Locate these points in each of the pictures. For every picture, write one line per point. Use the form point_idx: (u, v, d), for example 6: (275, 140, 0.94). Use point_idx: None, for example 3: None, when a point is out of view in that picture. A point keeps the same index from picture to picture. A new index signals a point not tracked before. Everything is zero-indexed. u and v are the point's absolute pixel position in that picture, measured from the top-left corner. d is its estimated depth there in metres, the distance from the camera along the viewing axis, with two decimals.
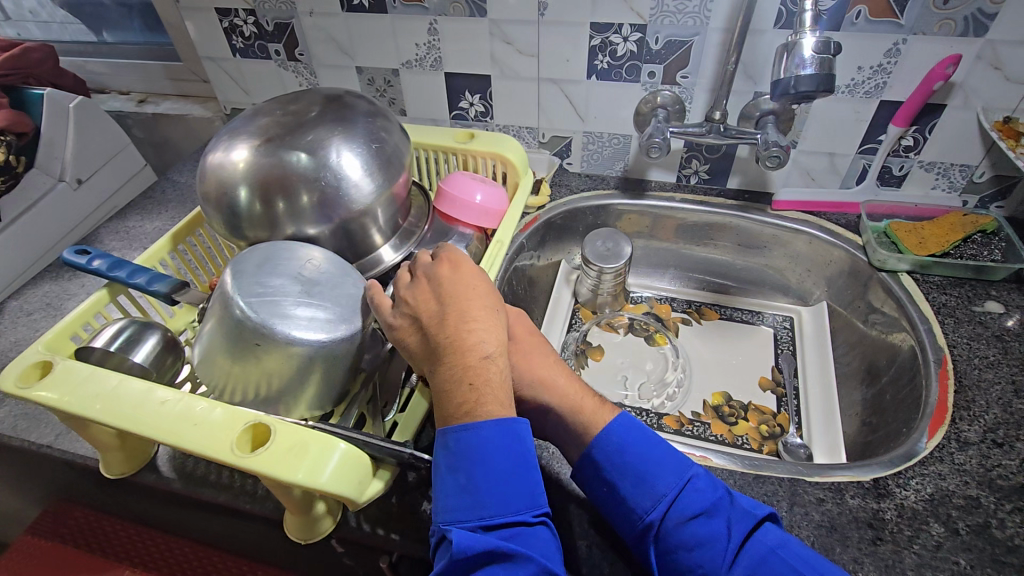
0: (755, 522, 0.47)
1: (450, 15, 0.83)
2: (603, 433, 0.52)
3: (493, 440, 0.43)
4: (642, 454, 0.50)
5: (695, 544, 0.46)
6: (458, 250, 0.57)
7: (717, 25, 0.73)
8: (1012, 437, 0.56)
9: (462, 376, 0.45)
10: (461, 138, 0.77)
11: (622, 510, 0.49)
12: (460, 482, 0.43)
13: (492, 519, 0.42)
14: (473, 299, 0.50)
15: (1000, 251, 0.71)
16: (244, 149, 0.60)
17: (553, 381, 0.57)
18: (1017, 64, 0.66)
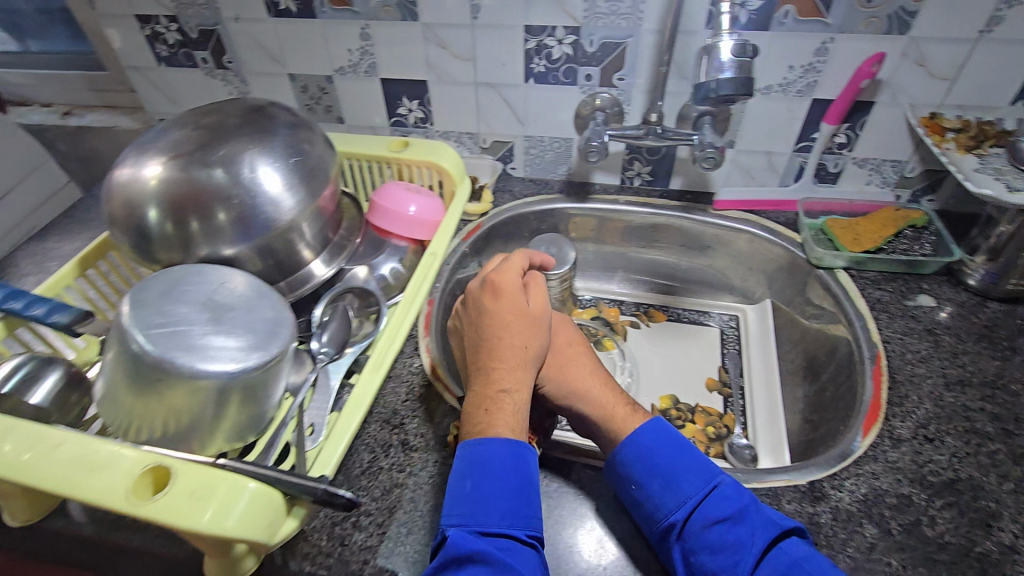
0: (781, 534, 0.47)
1: (382, 19, 0.80)
2: (637, 432, 0.54)
3: (502, 457, 0.50)
4: (673, 458, 0.52)
5: (715, 546, 0.47)
6: (507, 276, 0.63)
7: (650, 26, 0.72)
8: (942, 432, 0.56)
9: (481, 403, 0.54)
10: (394, 146, 0.74)
11: (645, 509, 0.50)
12: (466, 490, 0.49)
13: (490, 527, 0.47)
14: (504, 334, 0.58)
15: (931, 244, 0.73)
16: (156, 165, 0.56)
17: (585, 391, 0.60)
18: (939, 60, 0.67)
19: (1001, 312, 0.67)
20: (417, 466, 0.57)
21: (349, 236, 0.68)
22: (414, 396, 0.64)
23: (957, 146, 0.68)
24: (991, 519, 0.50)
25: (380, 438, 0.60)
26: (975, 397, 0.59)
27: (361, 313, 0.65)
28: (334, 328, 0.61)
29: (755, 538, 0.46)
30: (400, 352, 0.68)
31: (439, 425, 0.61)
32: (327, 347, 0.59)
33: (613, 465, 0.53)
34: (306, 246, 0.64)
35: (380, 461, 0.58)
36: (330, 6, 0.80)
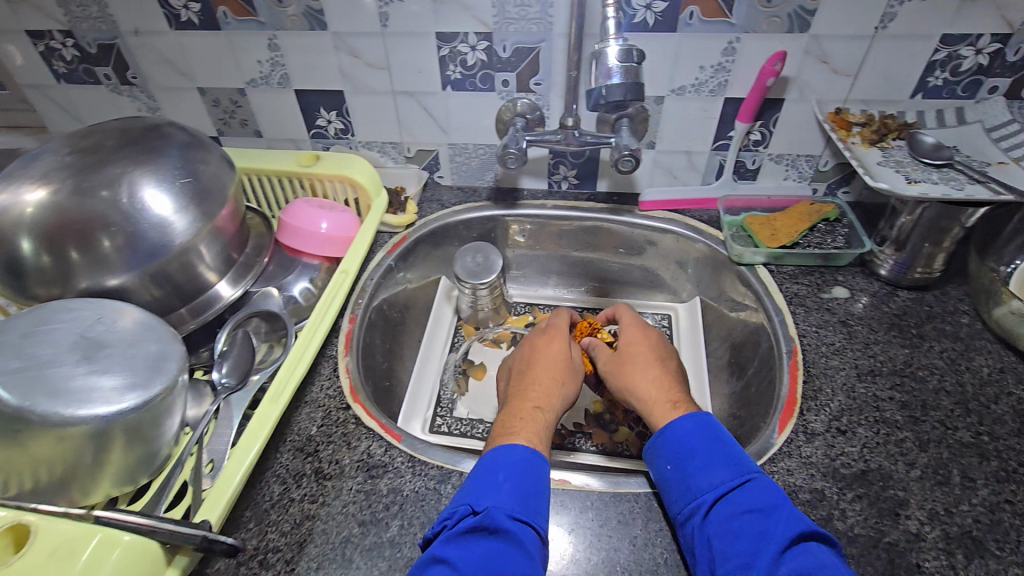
0: (808, 531, 0.45)
1: (288, 29, 0.76)
2: (678, 421, 0.55)
3: (528, 458, 0.52)
4: (712, 451, 0.51)
5: (738, 534, 0.45)
6: (561, 328, 0.71)
7: (560, 30, 0.71)
8: (854, 423, 0.57)
9: (519, 411, 0.59)
10: (305, 162, 0.73)
11: (678, 492, 0.51)
12: (498, 480, 0.49)
13: (518, 513, 0.47)
14: (546, 369, 0.64)
15: (844, 237, 0.74)
16: (40, 191, 0.52)
17: (636, 385, 0.62)
18: (842, 56, 0.68)
19: (910, 301, 0.69)
20: (331, 496, 0.54)
21: (257, 255, 0.66)
22: (331, 421, 0.61)
23: (862, 139, 0.71)
24: (898, 508, 0.51)
25: (293, 468, 0.56)
26: (884, 386, 0.60)
27: (268, 337, 0.62)
28: (236, 357, 0.59)
29: (783, 526, 0.44)
30: (316, 374, 0.65)
31: (355, 450, 0.58)
32: (229, 376, 0.58)
33: (652, 451, 0.54)
34: (209, 268, 0.61)
35: (291, 493, 0.55)
36: (233, 17, 0.76)
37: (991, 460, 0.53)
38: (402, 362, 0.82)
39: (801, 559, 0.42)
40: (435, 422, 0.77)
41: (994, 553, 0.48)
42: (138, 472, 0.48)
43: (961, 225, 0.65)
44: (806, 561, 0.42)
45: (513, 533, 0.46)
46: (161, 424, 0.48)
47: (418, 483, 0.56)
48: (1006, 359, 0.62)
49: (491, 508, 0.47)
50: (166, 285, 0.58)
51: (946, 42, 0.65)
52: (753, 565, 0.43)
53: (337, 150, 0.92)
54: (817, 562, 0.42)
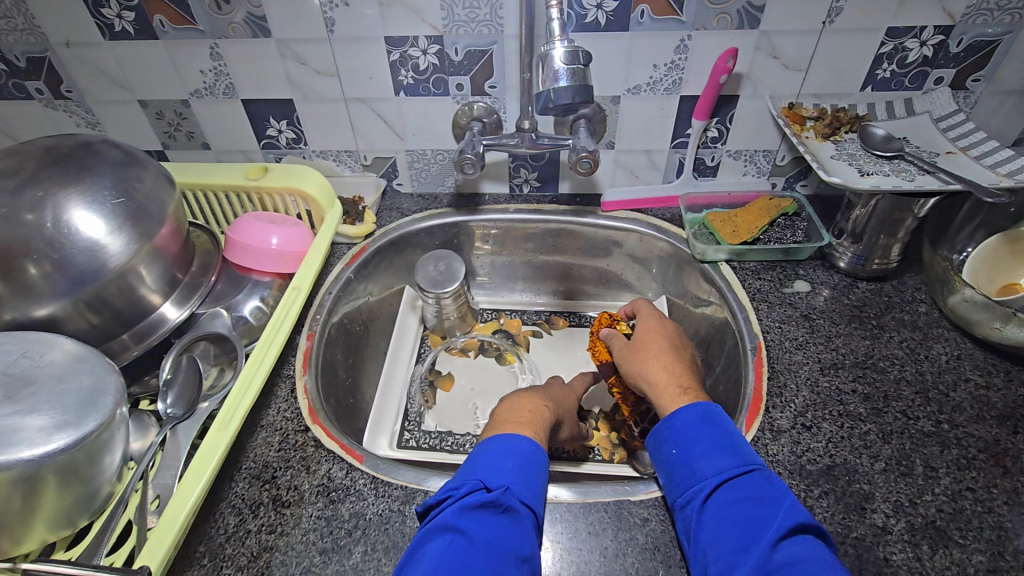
0: (807, 522, 0.43)
1: (230, 37, 0.73)
2: (686, 409, 0.54)
3: (535, 449, 0.51)
4: (718, 439, 0.51)
5: (736, 520, 0.45)
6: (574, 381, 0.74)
7: (512, 32, 0.70)
8: (819, 418, 0.57)
9: (522, 410, 0.59)
10: (253, 174, 0.71)
11: (684, 474, 0.50)
12: (507, 463, 0.49)
13: (525, 497, 0.47)
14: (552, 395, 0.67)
15: (804, 231, 0.74)
16: None
17: (646, 371, 0.60)
18: (792, 52, 0.68)
19: (870, 292, 0.70)
20: (290, 525, 0.52)
21: (203, 275, 0.63)
22: (289, 445, 0.58)
23: (816, 134, 0.72)
24: (864, 502, 0.51)
25: (249, 497, 0.54)
26: (847, 379, 0.60)
27: (217, 361, 0.60)
28: (182, 386, 0.57)
29: (782, 515, 0.44)
30: (273, 397, 0.62)
31: (315, 474, 0.56)
32: (175, 407, 0.56)
33: (656, 436, 0.54)
34: (151, 291, 0.58)
35: (248, 524, 0.52)
36: (170, 25, 0.72)
37: (952, 448, 0.54)
38: (367, 377, 0.80)
39: (795, 547, 0.41)
40: (403, 437, 0.75)
41: (957, 542, 0.48)
42: (77, 513, 0.45)
43: (914, 215, 0.65)
44: (799, 550, 0.41)
45: (519, 515, 0.45)
46: (99, 460, 0.45)
47: (381, 505, 0.53)
48: (963, 345, 0.63)
49: (506, 489, 0.46)
50: (103, 311, 0.54)
51: (892, 35, 0.66)
52: (747, 550, 0.43)
53: (290, 161, 0.88)
54: (811, 552, 0.41)
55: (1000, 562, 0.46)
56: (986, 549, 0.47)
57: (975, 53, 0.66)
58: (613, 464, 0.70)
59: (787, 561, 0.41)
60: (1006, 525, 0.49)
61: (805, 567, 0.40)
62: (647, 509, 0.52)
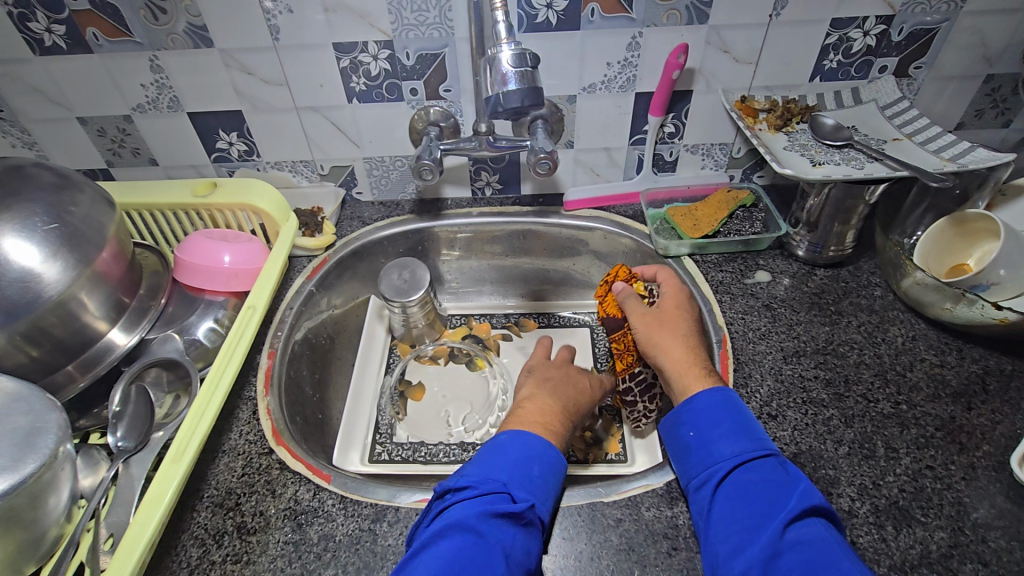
0: (820, 506, 0.45)
1: (171, 49, 0.70)
2: (708, 392, 0.54)
3: (556, 455, 0.52)
4: (737, 423, 0.51)
5: (752, 500, 0.46)
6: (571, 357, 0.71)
7: (463, 34, 0.69)
8: (784, 407, 0.58)
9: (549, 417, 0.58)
10: (201, 191, 0.68)
11: (700, 455, 0.51)
12: (529, 469, 0.50)
13: (540, 506, 0.48)
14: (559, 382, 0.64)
15: (761, 222, 0.76)
16: None
17: (669, 348, 0.58)
18: (741, 46, 0.69)
19: (828, 278, 0.71)
20: (257, 552, 0.50)
21: (152, 297, 0.61)
22: (252, 469, 0.56)
23: (768, 126, 0.73)
24: (830, 487, 0.52)
25: (212, 527, 0.52)
26: (809, 366, 0.61)
27: (171, 388, 0.58)
28: (133, 416, 0.54)
29: (797, 497, 0.45)
30: (234, 420, 0.60)
31: (281, 497, 0.54)
32: (127, 439, 0.53)
33: (675, 418, 0.54)
34: (95, 319, 0.55)
35: (212, 555, 0.50)
36: (105, 38, 0.69)
37: (911, 428, 0.55)
38: (335, 391, 0.78)
39: (807, 529, 0.44)
40: (375, 450, 0.74)
41: (920, 520, 0.49)
42: (19, 560, 0.43)
43: (866, 202, 0.66)
44: (810, 531, 0.43)
45: (533, 523, 0.47)
46: (42, 503, 0.43)
47: (351, 525, 0.52)
48: (917, 326, 0.65)
49: (524, 496, 0.48)
50: (43, 342, 0.51)
51: (836, 26, 0.67)
52: (761, 529, 0.44)
53: (244, 174, 0.85)
54: (822, 534, 0.43)
55: (960, 537, 0.48)
56: (947, 525, 0.49)
57: (916, 41, 0.68)
58: (588, 465, 0.70)
59: (800, 543, 0.43)
60: (964, 500, 0.50)
61: (816, 548, 0.42)
62: (621, 510, 0.52)
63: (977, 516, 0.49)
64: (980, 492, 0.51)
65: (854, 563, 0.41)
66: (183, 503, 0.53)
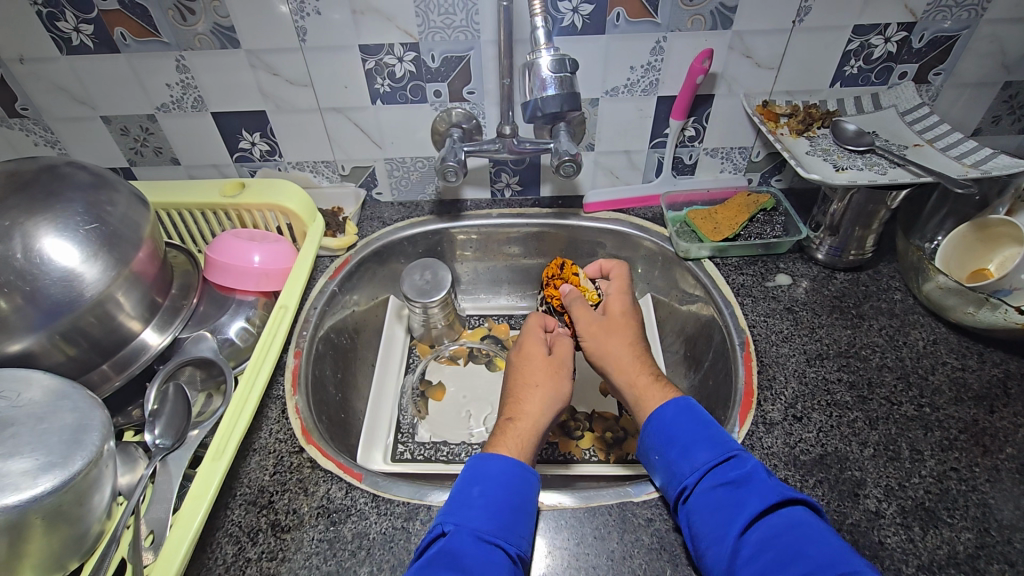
0: (779, 501, 0.46)
1: (197, 49, 0.70)
2: (660, 409, 0.55)
3: (508, 471, 0.51)
4: (692, 434, 0.52)
5: (716, 509, 0.47)
6: (562, 337, 0.67)
7: (489, 37, 0.70)
8: (809, 408, 0.59)
9: (516, 426, 0.57)
10: (230, 191, 0.70)
11: (666, 473, 0.52)
12: (472, 495, 0.49)
13: (487, 534, 0.46)
14: (532, 378, 0.62)
15: (782, 225, 0.76)
16: None
17: (617, 357, 0.63)
18: (764, 51, 0.70)
19: (848, 282, 0.72)
20: (292, 550, 0.51)
21: (184, 297, 0.61)
22: (284, 467, 0.57)
23: (789, 131, 0.74)
24: (857, 488, 0.53)
25: (247, 524, 0.52)
26: (832, 368, 0.62)
27: (204, 387, 0.59)
28: (170, 414, 0.55)
29: (757, 498, 0.46)
30: (264, 419, 0.61)
31: (313, 496, 0.55)
32: (164, 437, 0.54)
33: (642, 442, 0.56)
34: (130, 318, 0.56)
35: (247, 552, 0.50)
36: (132, 38, 0.69)
37: (934, 430, 0.56)
38: (357, 391, 0.78)
39: (771, 526, 0.45)
40: (397, 449, 0.74)
41: (946, 522, 0.50)
42: (65, 556, 0.44)
43: (887, 207, 0.67)
44: (773, 529, 0.44)
45: (480, 555, 0.45)
46: (88, 500, 0.44)
47: (383, 523, 0.53)
48: (938, 330, 0.66)
49: (460, 527, 0.47)
50: (80, 342, 0.52)
51: (858, 33, 0.68)
52: (728, 538, 0.45)
53: (265, 173, 0.86)
54: (784, 528, 0.44)
55: (987, 538, 0.49)
56: (973, 526, 0.49)
57: (936, 48, 0.69)
58: (609, 465, 0.70)
59: (766, 543, 0.44)
60: (989, 502, 0.51)
61: (781, 546, 0.43)
62: (650, 509, 0.53)
63: (1003, 517, 0.50)
64: (1005, 494, 0.51)
65: (821, 549, 0.42)
66: (217, 501, 0.53)
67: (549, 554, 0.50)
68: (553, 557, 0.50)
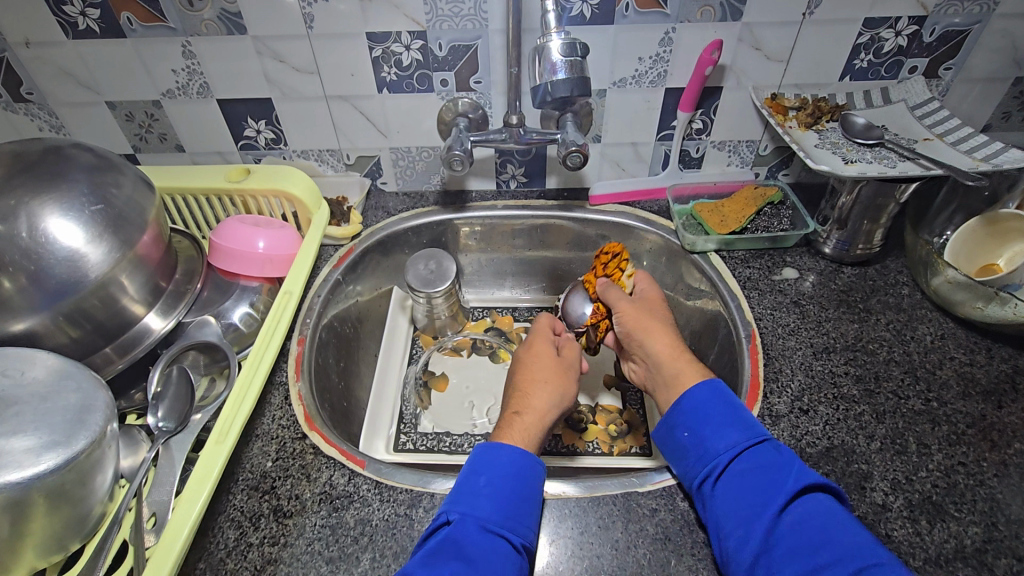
0: (814, 485, 0.46)
1: (204, 35, 0.70)
2: (695, 388, 0.54)
3: (517, 462, 0.51)
4: (726, 415, 0.52)
5: (750, 490, 0.47)
6: (567, 340, 0.67)
7: (497, 26, 0.69)
8: (816, 401, 0.58)
9: (522, 420, 0.56)
10: (234, 176, 0.70)
11: (695, 452, 0.51)
12: (478, 485, 0.49)
13: (492, 524, 0.46)
14: (537, 375, 0.61)
15: (789, 219, 0.75)
16: None
17: (658, 334, 0.61)
18: (773, 43, 0.69)
19: (855, 276, 0.72)
20: (294, 535, 0.50)
21: (188, 282, 0.61)
22: (287, 453, 0.56)
23: (798, 124, 0.74)
24: (864, 481, 0.52)
25: (248, 509, 0.52)
26: (839, 362, 0.62)
27: (207, 370, 0.59)
28: (173, 398, 0.56)
29: (793, 480, 0.46)
30: (267, 405, 0.60)
31: (316, 482, 0.54)
32: (167, 420, 0.54)
33: (668, 420, 0.55)
34: (134, 301, 0.55)
35: (249, 537, 0.50)
36: (139, 23, 0.69)
37: (942, 424, 0.56)
38: (360, 380, 0.78)
39: (805, 510, 0.45)
40: (399, 440, 0.74)
41: (953, 515, 0.50)
42: (66, 538, 0.43)
43: (896, 201, 0.67)
44: (807, 514, 0.44)
45: (486, 544, 0.45)
46: (90, 481, 0.43)
47: (386, 510, 0.52)
48: (946, 325, 0.65)
49: (465, 516, 0.47)
50: (83, 324, 0.52)
51: (868, 26, 0.67)
52: (759, 519, 0.45)
53: (269, 161, 0.85)
54: (819, 514, 0.44)
55: (994, 532, 0.48)
56: (980, 520, 0.49)
57: (947, 42, 0.69)
58: (613, 458, 0.70)
59: (799, 526, 0.44)
60: (997, 496, 0.51)
61: (814, 530, 0.43)
62: (655, 500, 0.53)
63: (1011, 511, 0.50)
64: (1013, 489, 0.51)
65: (856, 538, 0.42)
66: (219, 486, 0.53)
67: (553, 543, 0.50)
68: (556, 546, 0.50)
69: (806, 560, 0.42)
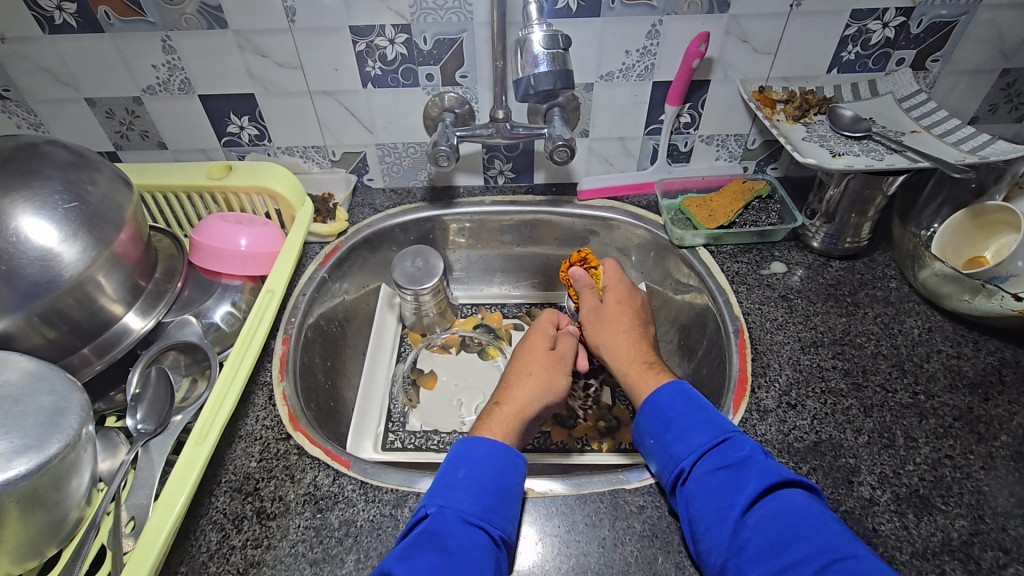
0: (779, 481, 0.46)
1: (184, 29, 0.69)
2: (657, 392, 0.55)
3: (495, 454, 0.50)
4: (690, 415, 0.52)
5: (715, 491, 0.47)
6: (571, 337, 0.67)
7: (482, 19, 0.68)
8: (803, 396, 0.58)
9: (499, 410, 0.57)
10: (216, 173, 0.69)
11: (663, 456, 0.51)
12: (456, 478, 0.49)
13: (472, 516, 0.46)
14: (527, 365, 0.62)
15: (777, 213, 0.75)
16: None
17: (614, 345, 0.63)
18: (761, 36, 0.69)
19: (843, 270, 0.71)
20: (277, 537, 0.50)
21: (168, 281, 0.61)
22: (271, 454, 0.56)
23: (786, 117, 0.73)
24: (851, 475, 0.52)
25: (231, 511, 0.51)
26: (827, 356, 0.62)
27: (189, 371, 0.59)
28: (152, 399, 0.55)
29: (757, 478, 0.46)
30: (251, 405, 0.60)
31: (300, 483, 0.54)
32: (146, 422, 0.53)
33: (637, 425, 0.55)
34: (112, 301, 0.55)
35: (231, 540, 0.49)
36: (116, 17, 0.67)
37: (929, 418, 0.56)
38: (347, 379, 0.77)
39: (770, 508, 0.44)
40: (387, 439, 0.73)
41: (940, 509, 0.49)
42: (42, 544, 0.43)
43: (883, 194, 0.67)
44: (773, 510, 0.44)
45: (463, 536, 0.44)
46: (65, 485, 0.43)
47: (372, 511, 0.52)
48: (933, 318, 0.65)
49: (444, 508, 0.46)
50: (59, 324, 0.51)
51: (856, 17, 0.67)
52: (727, 519, 0.45)
53: (254, 158, 0.84)
54: (783, 512, 0.44)
55: (980, 525, 0.48)
56: (968, 513, 0.49)
57: (935, 34, 0.68)
58: (601, 454, 0.70)
59: (766, 524, 0.44)
60: (983, 489, 0.51)
61: (780, 525, 0.43)
62: (642, 497, 0.52)
63: (997, 504, 0.50)
64: (999, 482, 0.51)
65: (817, 533, 0.42)
66: (201, 487, 0.52)
67: (538, 542, 0.49)
68: (543, 545, 0.49)
69: (774, 560, 0.41)
